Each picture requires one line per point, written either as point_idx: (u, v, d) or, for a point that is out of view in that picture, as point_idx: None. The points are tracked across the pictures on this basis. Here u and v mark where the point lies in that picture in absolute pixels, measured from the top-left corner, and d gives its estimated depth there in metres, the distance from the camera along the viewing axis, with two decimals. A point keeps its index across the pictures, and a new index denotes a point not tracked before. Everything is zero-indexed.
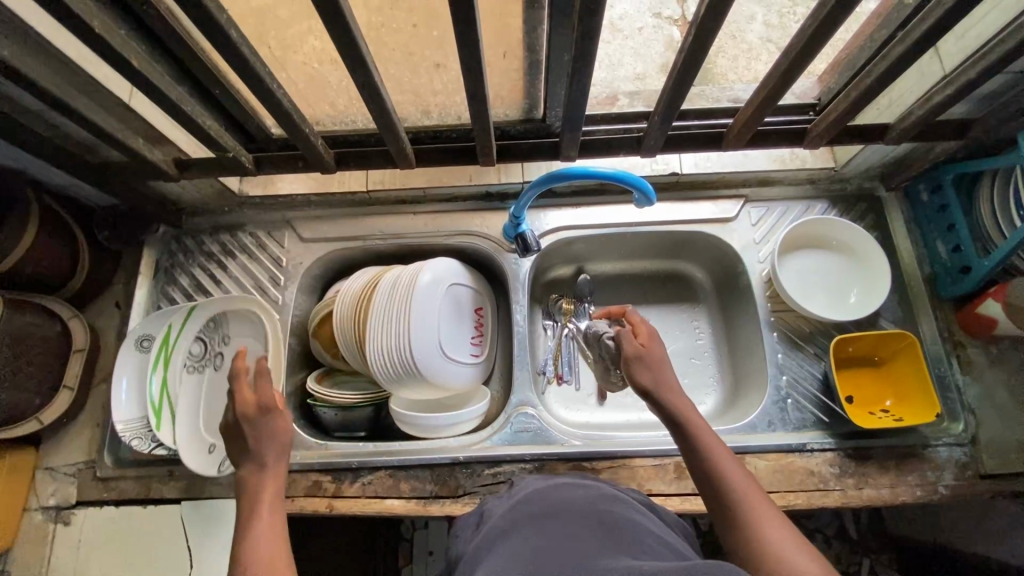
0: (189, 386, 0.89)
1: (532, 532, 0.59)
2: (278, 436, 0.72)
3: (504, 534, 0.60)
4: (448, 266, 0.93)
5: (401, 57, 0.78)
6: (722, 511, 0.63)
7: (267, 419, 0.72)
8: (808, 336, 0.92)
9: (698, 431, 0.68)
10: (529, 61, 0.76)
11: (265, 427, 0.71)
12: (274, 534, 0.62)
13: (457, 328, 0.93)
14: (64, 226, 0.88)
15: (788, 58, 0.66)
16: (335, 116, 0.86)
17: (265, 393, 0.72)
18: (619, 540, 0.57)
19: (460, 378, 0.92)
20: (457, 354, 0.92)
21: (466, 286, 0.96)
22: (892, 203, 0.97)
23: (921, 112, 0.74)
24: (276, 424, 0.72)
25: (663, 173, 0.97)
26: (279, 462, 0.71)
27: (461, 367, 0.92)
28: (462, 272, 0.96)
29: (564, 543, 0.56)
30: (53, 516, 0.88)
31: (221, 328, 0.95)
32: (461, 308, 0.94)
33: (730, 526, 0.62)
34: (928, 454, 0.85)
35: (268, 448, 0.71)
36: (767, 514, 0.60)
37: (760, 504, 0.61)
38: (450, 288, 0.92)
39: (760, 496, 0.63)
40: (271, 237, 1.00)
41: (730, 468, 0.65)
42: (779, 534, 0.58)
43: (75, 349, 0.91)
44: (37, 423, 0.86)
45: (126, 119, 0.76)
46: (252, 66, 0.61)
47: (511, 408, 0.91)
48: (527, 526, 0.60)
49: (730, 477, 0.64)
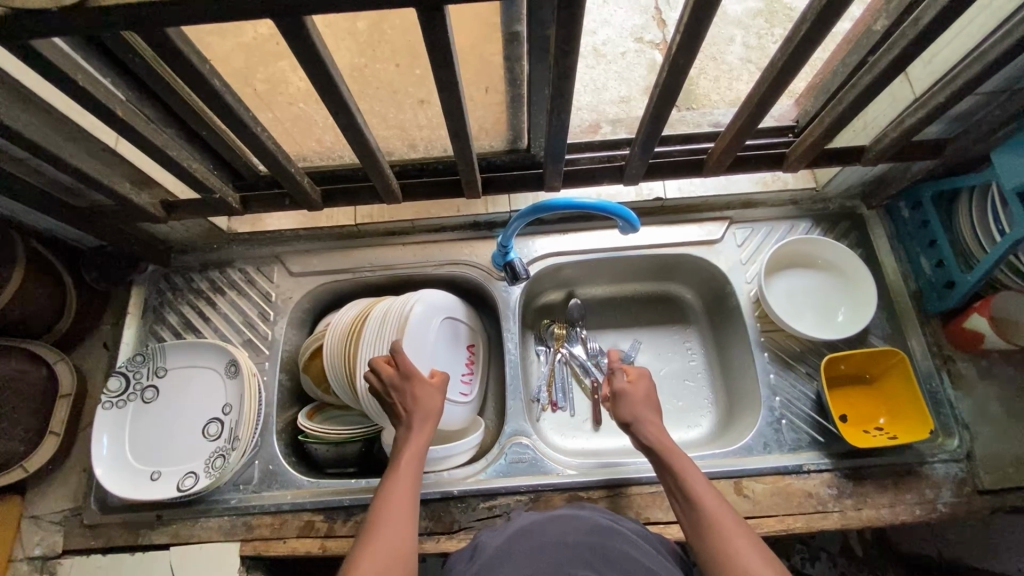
0: (111, 422, 0.87)
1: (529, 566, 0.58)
2: (426, 403, 0.77)
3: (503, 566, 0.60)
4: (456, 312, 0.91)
5: (385, 94, 0.80)
6: (694, 530, 0.65)
7: (416, 383, 0.77)
8: (799, 356, 0.93)
9: (673, 456, 0.72)
10: (511, 95, 0.78)
11: (416, 394, 0.77)
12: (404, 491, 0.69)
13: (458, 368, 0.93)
14: (50, 270, 0.89)
15: (763, 88, 0.68)
16: (321, 152, 0.88)
17: (405, 367, 0.77)
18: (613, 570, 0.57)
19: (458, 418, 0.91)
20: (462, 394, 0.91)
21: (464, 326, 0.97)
22: (873, 220, 0.99)
23: (895, 134, 0.76)
24: (424, 390, 0.78)
25: (648, 199, 0.99)
26: (423, 427, 0.76)
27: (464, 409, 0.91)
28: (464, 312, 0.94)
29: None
30: (39, 566, 0.86)
31: (150, 360, 0.90)
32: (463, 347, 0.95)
33: (704, 549, 0.63)
34: (925, 471, 0.84)
35: (412, 414, 0.76)
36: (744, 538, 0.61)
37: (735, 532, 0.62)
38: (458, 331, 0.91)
39: (728, 513, 0.64)
40: (260, 273, 1.00)
41: (695, 483, 0.68)
42: (751, 550, 0.60)
43: (61, 395, 0.89)
44: (23, 471, 0.85)
45: (113, 165, 0.77)
46: (237, 113, 0.62)
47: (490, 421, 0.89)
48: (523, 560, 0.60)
49: (701, 498, 0.66)
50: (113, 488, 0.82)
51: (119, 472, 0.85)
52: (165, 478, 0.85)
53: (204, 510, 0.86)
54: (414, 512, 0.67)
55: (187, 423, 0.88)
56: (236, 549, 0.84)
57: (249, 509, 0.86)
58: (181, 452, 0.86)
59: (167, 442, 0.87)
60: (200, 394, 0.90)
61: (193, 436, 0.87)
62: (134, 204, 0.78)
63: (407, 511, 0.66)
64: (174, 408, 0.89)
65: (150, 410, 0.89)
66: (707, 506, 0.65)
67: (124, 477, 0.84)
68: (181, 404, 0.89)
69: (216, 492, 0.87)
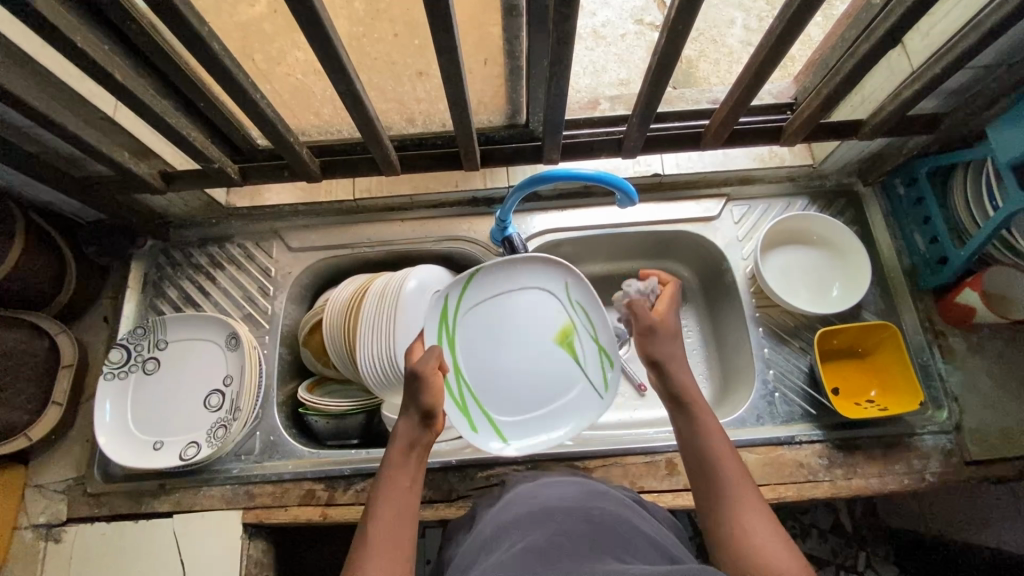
0: (115, 392, 0.88)
1: (523, 535, 0.58)
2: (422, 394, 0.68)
3: (497, 538, 0.60)
4: (548, 262, 0.84)
5: (384, 66, 0.80)
6: (705, 488, 0.63)
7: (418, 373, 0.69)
8: (793, 331, 0.94)
9: (702, 413, 0.68)
10: (510, 67, 0.78)
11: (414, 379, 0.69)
12: (398, 509, 0.62)
13: (516, 340, 0.85)
14: (47, 239, 0.89)
15: (759, 59, 0.68)
16: (320, 126, 0.87)
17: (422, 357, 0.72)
18: (610, 540, 0.57)
19: (544, 388, 0.85)
20: (548, 362, 0.85)
21: (464, 297, 0.83)
22: (869, 197, 0.99)
23: (892, 107, 0.76)
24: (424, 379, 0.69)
25: (646, 175, 0.99)
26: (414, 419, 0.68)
27: (558, 378, 0.85)
28: (506, 265, 0.83)
29: (558, 542, 0.56)
30: (44, 534, 0.87)
31: (151, 333, 0.91)
32: (482, 320, 0.84)
33: (713, 503, 0.62)
34: (914, 442, 0.86)
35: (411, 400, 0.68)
36: (759, 515, 0.60)
37: (751, 506, 0.61)
38: (548, 280, 0.85)
39: (748, 484, 0.62)
40: (259, 248, 1.00)
41: (721, 447, 0.65)
42: (758, 521, 0.59)
43: (64, 364, 0.91)
44: (26, 440, 0.85)
45: (111, 134, 0.77)
46: (235, 77, 0.62)
47: (604, 363, 0.85)
48: (520, 526, 0.60)
49: (723, 462, 0.64)
50: (117, 456, 0.83)
51: (122, 441, 0.86)
52: (166, 448, 0.86)
53: (206, 479, 0.87)
54: (404, 519, 0.62)
55: (188, 395, 0.89)
56: (238, 517, 0.86)
57: (250, 478, 0.87)
58: (183, 423, 0.87)
59: (168, 413, 0.88)
60: (201, 367, 0.91)
61: (193, 407, 0.88)
62: (132, 174, 0.78)
63: (400, 516, 0.62)
64: (175, 380, 0.90)
65: (151, 381, 0.90)
66: (724, 469, 0.63)
67: (127, 447, 0.86)
68: (182, 376, 0.90)
69: (218, 462, 0.89)
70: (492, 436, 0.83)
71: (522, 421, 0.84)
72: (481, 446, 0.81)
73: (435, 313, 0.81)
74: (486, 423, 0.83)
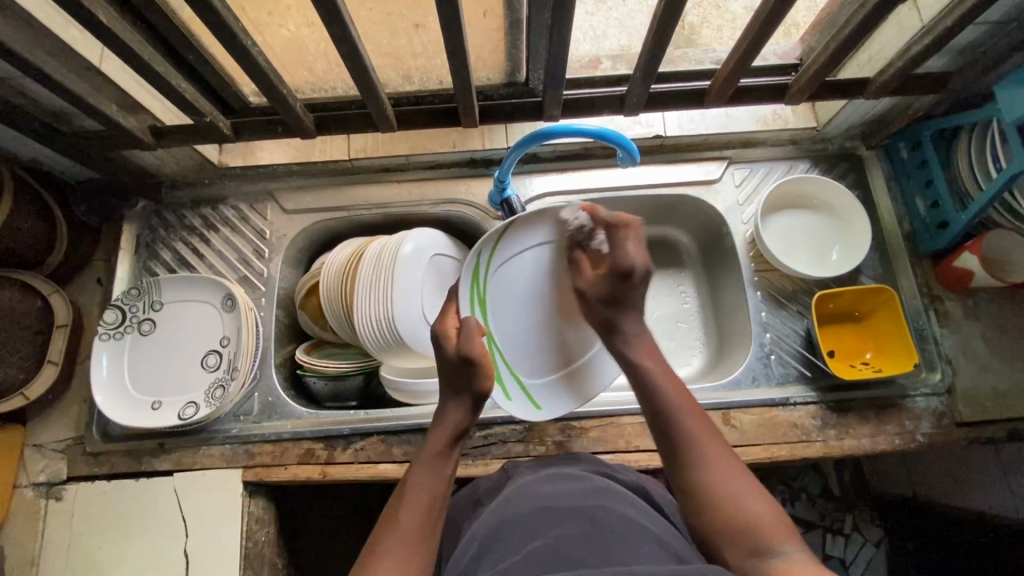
0: (111, 352, 0.87)
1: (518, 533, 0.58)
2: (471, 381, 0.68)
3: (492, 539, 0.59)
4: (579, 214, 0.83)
5: (379, 18, 0.77)
6: (675, 452, 0.63)
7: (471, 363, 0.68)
8: (791, 295, 0.94)
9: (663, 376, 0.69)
10: (510, 20, 0.76)
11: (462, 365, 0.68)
12: (429, 492, 0.63)
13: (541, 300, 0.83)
14: (36, 197, 0.87)
15: (766, 10, 0.66)
16: (313, 83, 0.85)
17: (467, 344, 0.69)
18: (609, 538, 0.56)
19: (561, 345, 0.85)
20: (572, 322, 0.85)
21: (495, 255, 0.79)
22: (872, 161, 0.98)
23: (900, 64, 0.74)
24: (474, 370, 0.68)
25: (648, 136, 0.97)
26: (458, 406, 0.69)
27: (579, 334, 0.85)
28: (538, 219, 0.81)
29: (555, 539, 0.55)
30: (44, 491, 0.88)
31: (146, 294, 0.90)
32: (509, 278, 0.82)
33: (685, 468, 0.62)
34: (906, 404, 0.87)
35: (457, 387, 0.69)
36: (736, 477, 0.60)
37: (725, 469, 0.60)
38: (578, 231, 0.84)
39: (720, 446, 0.62)
40: (253, 210, 0.99)
41: (683, 408, 0.65)
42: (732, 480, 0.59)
43: (58, 325, 0.89)
44: (22, 399, 0.85)
45: (98, 86, 0.75)
46: (224, 22, 0.60)
47: None
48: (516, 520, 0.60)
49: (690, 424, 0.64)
50: (115, 415, 0.84)
51: (120, 401, 0.86)
52: (165, 408, 0.86)
53: (205, 439, 0.88)
54: (433, 507, 0.62)
55: (186, 356, 0.89)
56: (238, 475, 0.86)
57: (250, 438, 0.88)
58: (181, 383, 0.87)
59: (166, 374, 0.88)
60: (197, 329, 0.90)
61: (191, 369, 0.88)
62: (121, 128, 0.76)
63: (427, 502, 0.61)
64: (172, 341, 0.90)
65: (147, 342, 0.89)
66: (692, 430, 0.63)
67: (125, 406, 0.86)
68: (178, 337, 0.90)
69: (217, 422, 0.89)
70: (526, 405, 0.83)
71: (551, 383, 0.85)
72: (517, 414, 0.82)
73: (467, 275, 0.78)
74: (520, 392, 0.83)
